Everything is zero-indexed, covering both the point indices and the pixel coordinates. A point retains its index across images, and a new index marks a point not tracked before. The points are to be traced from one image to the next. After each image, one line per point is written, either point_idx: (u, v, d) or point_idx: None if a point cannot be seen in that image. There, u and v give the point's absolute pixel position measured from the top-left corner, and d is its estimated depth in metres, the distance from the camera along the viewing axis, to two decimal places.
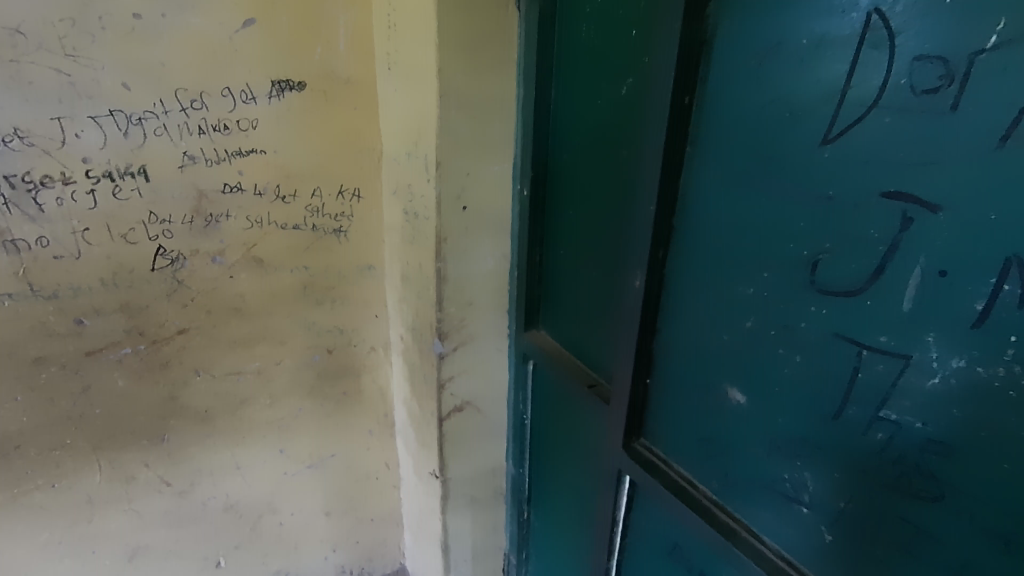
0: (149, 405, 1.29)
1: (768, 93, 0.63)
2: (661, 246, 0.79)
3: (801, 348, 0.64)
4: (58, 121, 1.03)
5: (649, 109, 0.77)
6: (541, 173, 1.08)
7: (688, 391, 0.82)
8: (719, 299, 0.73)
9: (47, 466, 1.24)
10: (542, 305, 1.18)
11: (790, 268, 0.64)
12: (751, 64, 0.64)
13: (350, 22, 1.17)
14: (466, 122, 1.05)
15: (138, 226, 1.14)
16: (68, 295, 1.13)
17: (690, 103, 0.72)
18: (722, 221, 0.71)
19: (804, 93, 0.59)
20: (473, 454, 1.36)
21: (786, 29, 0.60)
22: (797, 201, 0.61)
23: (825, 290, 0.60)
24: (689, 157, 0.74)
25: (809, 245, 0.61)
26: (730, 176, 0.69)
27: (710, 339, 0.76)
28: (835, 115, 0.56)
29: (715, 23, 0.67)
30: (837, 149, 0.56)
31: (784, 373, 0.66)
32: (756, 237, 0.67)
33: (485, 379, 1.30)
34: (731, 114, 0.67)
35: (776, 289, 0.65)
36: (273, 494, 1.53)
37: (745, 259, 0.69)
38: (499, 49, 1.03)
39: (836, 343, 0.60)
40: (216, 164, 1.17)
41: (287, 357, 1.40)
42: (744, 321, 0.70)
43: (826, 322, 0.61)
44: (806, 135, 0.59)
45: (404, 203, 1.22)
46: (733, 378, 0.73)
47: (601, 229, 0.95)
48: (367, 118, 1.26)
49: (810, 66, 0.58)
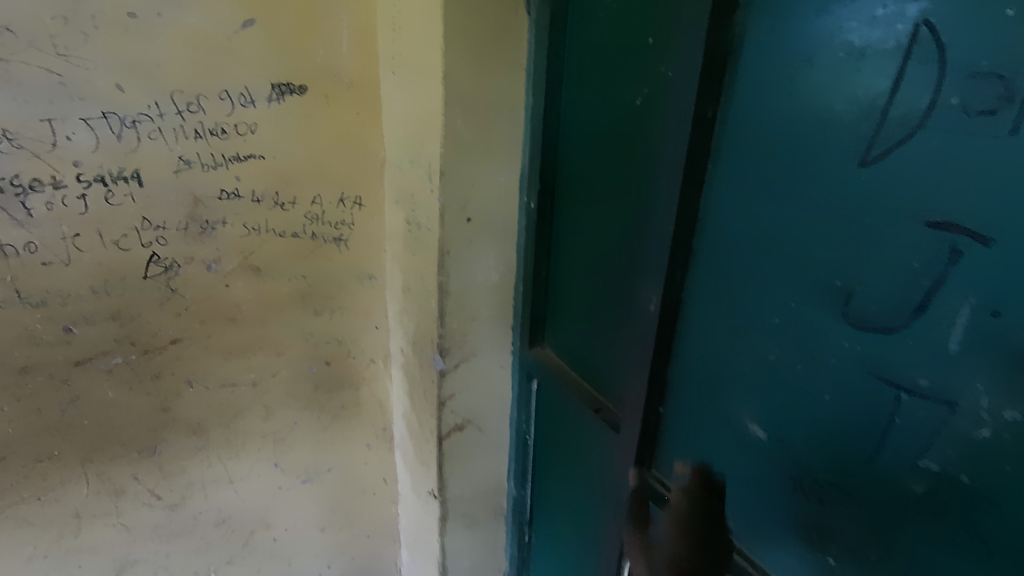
0: (140, 416, 1.25)
1: (799, 108, 0.58)
2: (678, 267, 0.75)
3: (829, 385, 0.59)
4: (49, 123, 0.98)
5: (667, 122, 0.72)
6: (549, 184, 1.03)
7: (700, 420, 0.77)
8: (740, 326, 0.68)
9: (32, 478, 1.20)
10: (546, 323, 1.13)
11: (819, 298, 0.59)
12: (780, 77, 0.59)
13: (354, 23, 1.13)
14: (472, 129, 1.00)
15: (131, 232, 1.10)
16: (57, 303, 1.09)
17: (713, 117, 0.67)
18: (744, 244, 0.66)
19: (840, 109, 0.54)
20: (473, 472, 1.32)
21: (819, 40, 0.55)
22: (829, 226, 0.56)
23: (859, 325, 0.55)
24: (710, 173, 0.69)
25: (841, 275, 0.56)
26: (756, 197, 0.64)
27: (728, 368, 0.71)
28: (875, 133, 0.51)
29: (740, 32, 0.63)
30: (876, 173, 0.51)
31: (810, 412, 0.61)
32: (782, 264, 0.62)
33: (487, 396, 1.25)
34: (756, 130, 0.62)
35: (804, 320, 0.60)
36: (266, 508, 1.50)
37: (769, 286, 0.64)
38: (508, 54, 0.99)
39: (870, 381, 0.55)
40: (212, 169, 1.12)
41: (283, 369, 1.37)
42: (766, 352, 0.65)
43: (859, 359, 0.56)
44: (839, 154, 0.54)
45: (406, 213, 1.18)
46: (754, 413, 0.69)
47: (610, 248, 0.90)
48: (370, 123, 1.22)
49: (847, 81, 0.53)
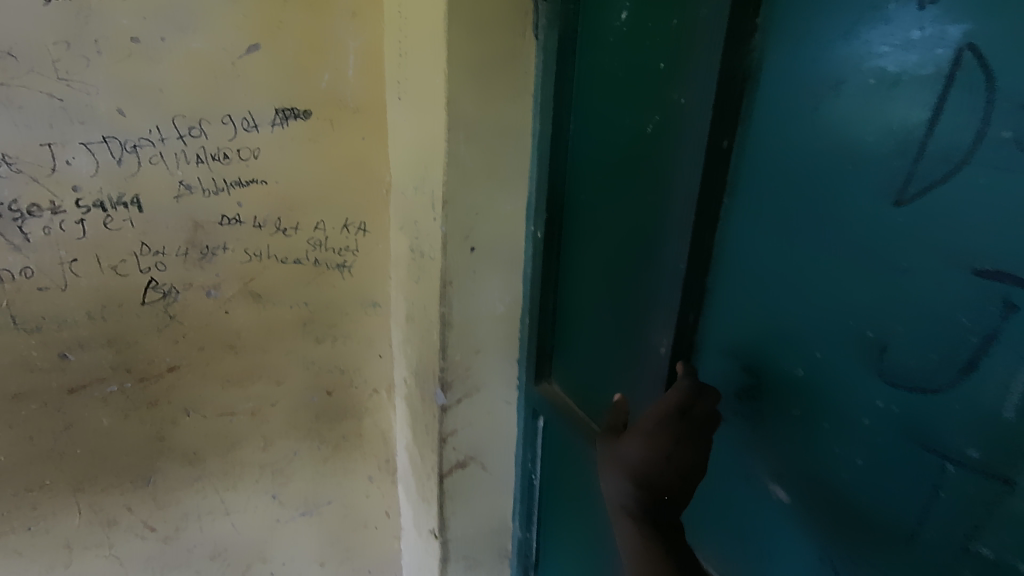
0: (134, 445, 1.22)
1: (823, 139, 0.52)
2: (692, 308, 0.69)
3: (862, 448, 0.52)
4: (48, 147, 0.97)
5: (679, 152, 0.67)
6: (557, 214, 0.97)
7: (713, 473, 0.70)
8: (760, 375, 0.62)
9: (23, 507, 1.17)
10: (554, 358, 1.07)
11: (848, 350, 0.52)
12: (802, 106, 0.54)
13: (361, 48, 1.11)
14: (477, 156, 0.96)
15: (129, 257, 1.08)
16: (52, 329, 1.07)
17: (729, 147, 0.62)
18: (764, 285, 0.60)
19: (871, 141, 0.48)
20: (477, 512, 1.25)
21: (847, 65, 0.50)
22: (860, 270, 0.50)
23: (893, 382, 0.49)
24: (726, 208, 0.64)
25: (874, 325, 0.50)
26: (777, 234, 0.58)
27: (746, 420, 0.65)
28: (912, 168, 0.45)
29: (758, 56, 0.58)
30: (913, 213, 0.46)
31: (840, 476, 0.55)
32: (806, 308, 0.56)
33: (491, 432, 1.19)
34: (777, 162, 0.57)
35: (831, 373, 0.54)
36: (263, 542, 1.45)
37: (793, 333, 0.58)
38: (515, 79, 0.95)
39: (909, 447, 0.48)
40: (213, 194, 1.10)
41: (284, 398, 1.33)
42: (790, 406, 0.59)
43: (894, 422, 0.49)
44: (870, 191, 0.48)
45: (410, 241, 1.15)
46: (775, 472, 0.62)
47: (619, 283, 0.84)
48: (376, 149, 1.20)
49: (879, 110, 0.47)
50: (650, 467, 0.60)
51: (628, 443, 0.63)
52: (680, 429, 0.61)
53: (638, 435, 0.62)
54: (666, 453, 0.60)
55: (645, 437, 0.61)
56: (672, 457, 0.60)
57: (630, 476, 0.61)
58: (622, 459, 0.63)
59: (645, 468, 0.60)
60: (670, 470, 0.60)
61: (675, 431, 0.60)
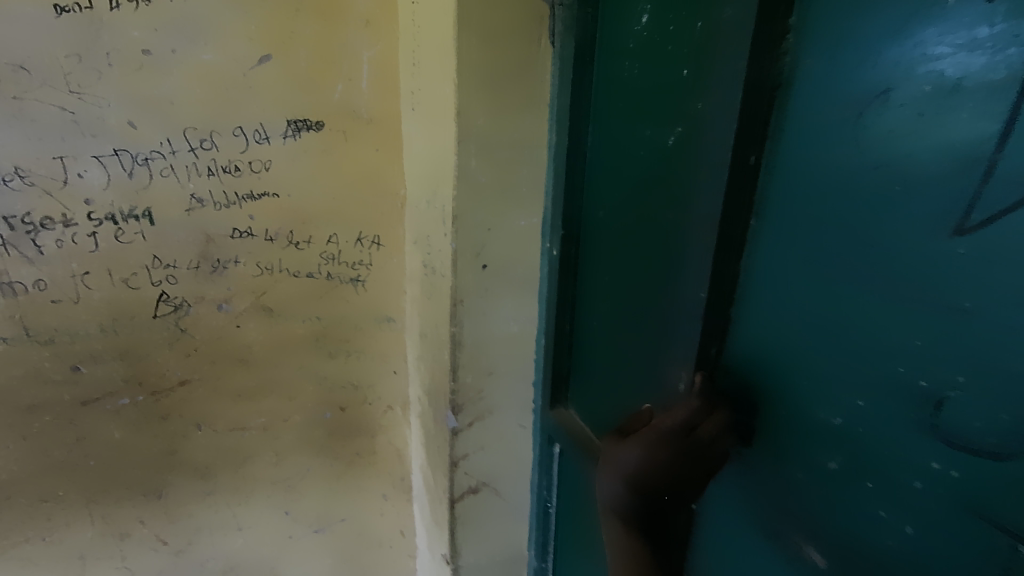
0: (146, 458, 1.21)
1: (865, 155, 0.45)
2: (714, 340, 0.61)
3: (911, 515, 0.45)
4: (61, 160, 0.96)
5: (701, 168, 0.60)
6: (574, 231, 0.89)
7: (737, 522, 0.62)
8: (790, 422, 0.55)
9: (37, 518, 1.17)
10: (570, 382, 1.00)
11: (896, 401, 0.45)
12: (841, 117, 0.47)
13: (374, 58, 1.08)
14: (489, 169, 0.91)
15: (141, 270, 1.07)
16: (65, 341, 1.06)
17: (756, 163, 0.55)
18: (794, 320, 0.53)
19: (925, 160, 0.41)
20: (490, 539, 1.19)
21: (895, 71, 0.42)
22: (912, 309, 0.43)
23: (953, 443, 0.41)
24: (753, 231, 0.56)
25: (928, 374, 0.42)
26: (811, 263, 0.51)
27: (774, 469, 0.57)
28: (976, 193, 0.38)
29: (792, 61, 0.51)
30: (979, 245, 0.38)
31: (886, 544, 0.47)
32: (843, 351, 0.48)
33: (505, 457, 1.14)
34: (811, 181, 0.50)
35: (876, 426, 0.47)
36: (276, 558, 1.42)
37: (827, 378, 0.50)
38: (530, 89, 0.90)
39: (972, 520, 0.41)
40: (225, 208, 1.08)
41: (296, 413, 1.30)
42: (825, 459, 0.51)
43: (955, 490, 0.41)
44: (923, 218, 0.41)
45: (423, 256, 1.10)
46: (807, 530, 0.54)
47: (636, 308, 0.78)
48: (390, 161, 1.16)
49: (935, 123, 0.40)
50: (642, 472, 0.59)
51: (629, 447, 0.62)
52: (683, 445, 0.57)
53: (639, 441, 0.61)
54: (661, 464, 0.58)
55: (646, 445, 0.60)
56: (667, 469, 0.58)
57: (625, 477, 0.62)
58: (621, 460, 0.63)
59: (641, 475, 0.60)
60: (661, 479, 0.59)
61: (676, 447, 0.58)
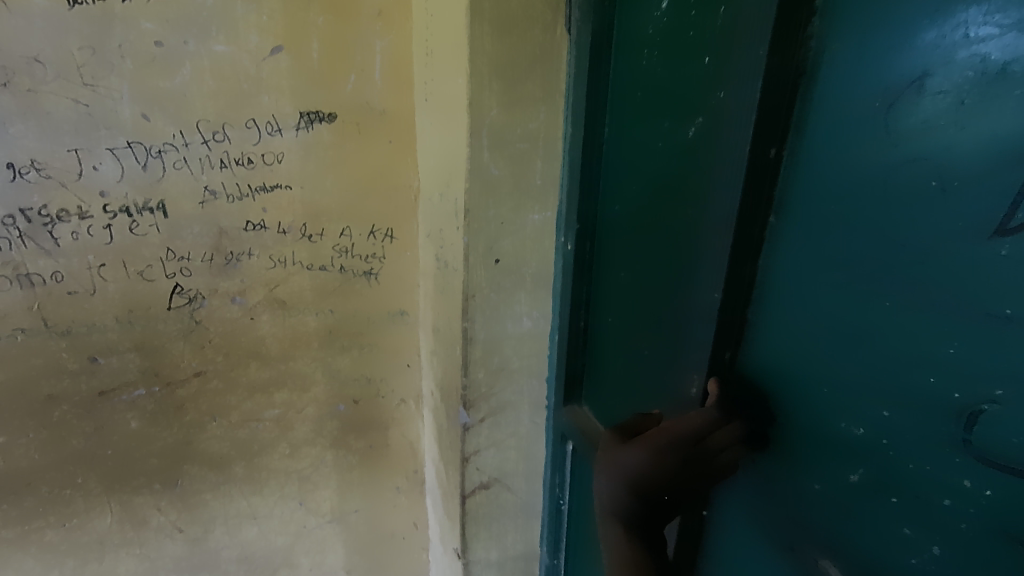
0: (162, 448, 1.22)
1: (897, 151, 0.42)
2: (729, 345, 0.59)
3: (940, 535, 0.42)
4: (76, 153, 0.97)
5: (717, 162, 0.57)
6: (589, 227, 0.87)
7: (754, 534, 0.59)
8: (809, 432, 0.52)
9: (57, 504, 1.20)
10: (585, 380, 0.98)
11: (927, 414, 0.42)
12: (872, 109, 0.43)
13: (387, 49, 1.06)
14: (502, 163, 0.89)
15: (155, 263, 1.07)
16: (82, 333, 1.08)
17: (776, 157, 0.52)
18: (817, 325, 0.50)
19: (964, 156, 0.37)
20: (501, 536, 1.19)
21: (933, 54, 0.39)
22: (945, 316, 0.40)
23: (989, 461, 0.38)
24: (772, 229, 0.54)
25: (961, 387, 0.39)
26: (835, 265, 0.48)
27: (792, 480, 0.54)
28: (1022, 189, 0.35)
29: (817, 48, 0.47)
30: (1022, 250, 0.35)
31: (910, 563, 0.44)
32: (869, 359, 0.45)
33: (517, 454, 1.13)
34: (837, 177, 0.47)
35: (901, 439, 0.44)
36: (290, 548, 1.43)
37: (851, 386, 0.47)
38: (545, 80, 0.87)
39: (1008, 544, 0.38)
40: (238, 200, 1.08)
41: (309, 406, 1.30)
42: (846, 471, 0.49)
43: (989, 511, 0.38)
44: (960, 217, 0.38)
45: (436, 250, 1.09)
46: (826, 545, 0.51)
47: (650, 308, 0.75)
48: (404, 153, 1.15)
49: (976, 116, 0.37)
50: (644, 475, 0.60)
51: (633, 450, 0.62)
52: (690, 453, 0.57)
53: (644, 445, 0.61)
54: (664, 469, 0.58)
55: (650, 449, 0.60)
56: (670, 474, 0.58)
57: (626, 480, 0.61)
58: (624, 462, 0.62)
59: (642, 477, 0.60)
60: (662, 483, 0.59)
61: (683, 454, 0.57)
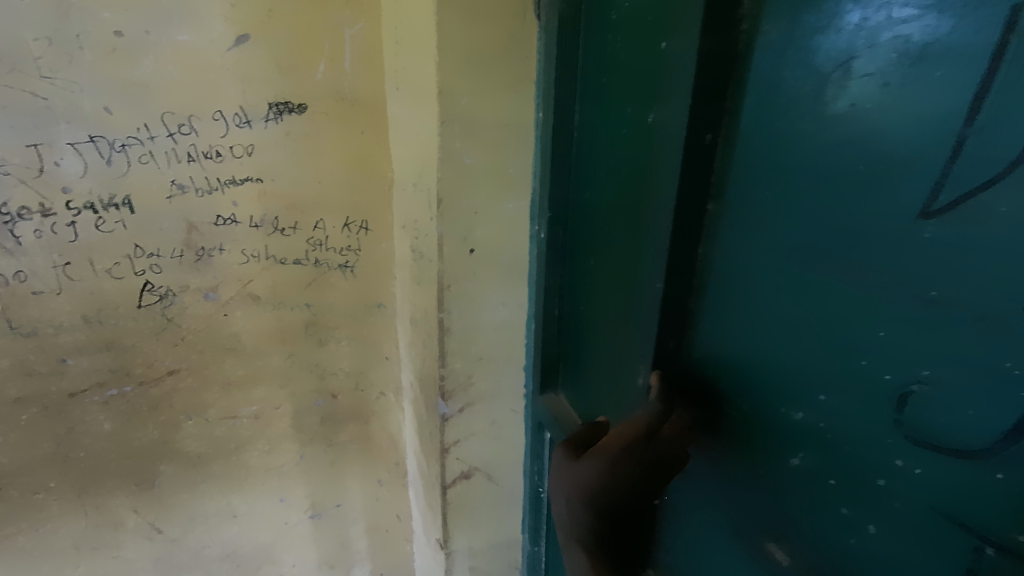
0: (138, 448, 1.20)
1: (831, 132, 0.41)
2: (672, 335, 0.59)
3: (877, 516, 0.42)
4: (35, 148, 0.94)
5: (660, 147, 0.57)
6: (562, 215, 0.87)
7: (710, 518, 0.59)
8: (755, 416, 0.52)
9: (30, 509, 1.17)
10: (561, 368, 0.98)
11: (861, 395, 0.42)
12: (807, 91, 0.43)
13: (357, 37, 1.05)
14: (475, 151, 0.89)
15: (123, 260, 1.05)
16: (49, 333, 1.05)
17: (713, 142, 0.52)
18: (759, 310, 0.50)
19: (892, 135, 0.37)
20: (483, 524, 1.19)
21: (859, 37, 0.39)
22: (875, 296, 0.40)
23: (920, 441, 0.38)
24: (711, 217, 0.54)
25: (892, 367, 0.39)
26: (774, 249, 0.47)
27: (741, 465, 0.54)
28: (944, 171, 0.35)
29: (750, 30, 0.48)
30: (947, 229, 0.35)
31: (851, 544, 0.44)
32: (806, 342, 0.45)
33: (498, 442, 1.14)
34: (775, 159, 0.46)
35: (839, 421, 0.44)
36: (273, 544, 1.43)
37: (791, 370, 0.47)
38: (516, 67, 0.87)
39: (936, 521, 0.38)
40: (207, 194, 1.06)
41: (288, 401, 1.30)
42: (789, 456, 0.49)
43: (921, 490, 0.38)
44: (888, 197, 0.38)
45: (411, 241, 1.09)
46: (771, 529, 0.51)
47: (614, 294, 0.76)
48: (377, 143, 1.14)
49: (903, 95, 0.36)
50: (603, 489, 0.58)
51: (588, 463, 0.60)
52: (644, 455, 0.55)
53: (599, 457, 0.59)
54: (622, 480, 0.56)
55: (604, 463, 0.58)
56: (629, 484, 0.57)
57: (586, 498, 0.59)
58: (580, 480, 0.60)
59: (602, 491, 0.58)
60: (622, 493, 0.57)
61: (638, 457, 0.56)
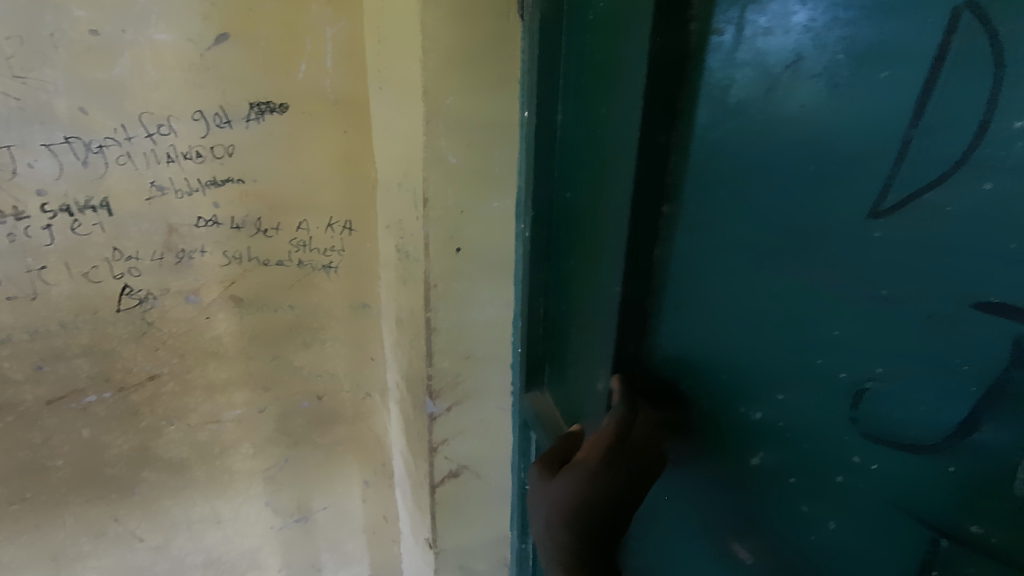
0: (118, 455, 1.18)
1: (784, 134, 0.42)
2: (632, 338, 0.61)
3: (835, 512, 0.43)
4: (7, 149, 0.92)
5: (614, 149, 0.59)
6: (547, 213, 0.88)
7: (678, 517, 0.60)
8: (722, 413, 0.52)
9: (6, 520, 1.14)
10: (545, 366, 0.99)
11: (819, 393, 0.42)
12: (762, 92, 0.44)
13: (339, 36, 1.04)
14: (460, 150, 0.90)
15: (101, 263, 1.02)
16: (24, 339, 1.02)
17: (666, 143, 0.53)
18: (722, 309, 0.50)
19: (840, 136, 0.38)
20: (472, 522, 1.20)
21: (807, 38, 0.39)
22: (829, 296, 0.40)
23: (875, 436, 0.39)
24: (667, 218, 0.55)
25: (847, 366, 0.40)
26: (734, 250, 0.48)
27: (704, 461, 0.56)
28: (892, 171, 0.35)
29: (700, 30, 0.48)
30: (894, 229, 0.35)
31: (811, 540, 0.45)
32: (766, 341, 0.46)
33: (486, 440, 1.14)
34: (734, 160, 0.47)
35: (800, 418, 0.44)
36: (258, 549, 1.41)
37: (753, 368, 0.48)
38: (500, 66, 0.88)
39: (893, 515, 0.39)
40: (187, 195, 1.05)
41: (271, 404, 1.28)
42: (753, 452, 0.50)
43: (877, 484, 0.39)
44: (839, 197, 0.38)
45: (396, 240, 1.09)
46: (735, 528, 0.53)
47: (586, 292, 0.77)
48: (360, 142, 1.13)
49: (848, 96, 0.37)
50: (583, 504, 0.58)
51: (563, 481, 0.60)
52: (618, 460, 0.57)
53: (575, 472, 0.59)
54: (601, 491, 0.58)
55: (580, 479, 0.59)
56: (608, 494, 0.58)
57: (565, 515, 0.59)
58: (557, 500, 0.60)
59: (581, 506, 0.59)
60: (600, 506, 0.58)
61: (612, 462, 0.57)
